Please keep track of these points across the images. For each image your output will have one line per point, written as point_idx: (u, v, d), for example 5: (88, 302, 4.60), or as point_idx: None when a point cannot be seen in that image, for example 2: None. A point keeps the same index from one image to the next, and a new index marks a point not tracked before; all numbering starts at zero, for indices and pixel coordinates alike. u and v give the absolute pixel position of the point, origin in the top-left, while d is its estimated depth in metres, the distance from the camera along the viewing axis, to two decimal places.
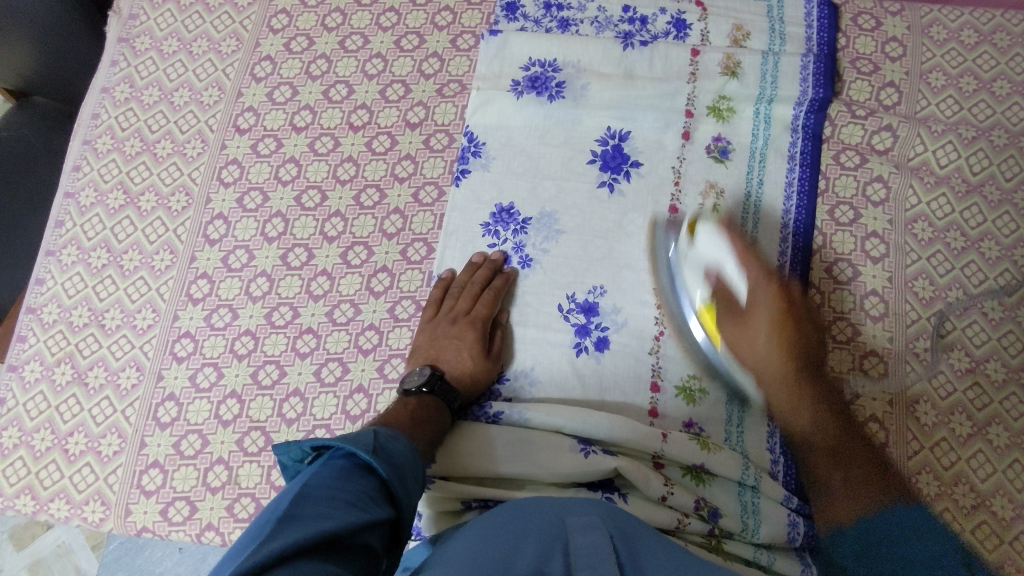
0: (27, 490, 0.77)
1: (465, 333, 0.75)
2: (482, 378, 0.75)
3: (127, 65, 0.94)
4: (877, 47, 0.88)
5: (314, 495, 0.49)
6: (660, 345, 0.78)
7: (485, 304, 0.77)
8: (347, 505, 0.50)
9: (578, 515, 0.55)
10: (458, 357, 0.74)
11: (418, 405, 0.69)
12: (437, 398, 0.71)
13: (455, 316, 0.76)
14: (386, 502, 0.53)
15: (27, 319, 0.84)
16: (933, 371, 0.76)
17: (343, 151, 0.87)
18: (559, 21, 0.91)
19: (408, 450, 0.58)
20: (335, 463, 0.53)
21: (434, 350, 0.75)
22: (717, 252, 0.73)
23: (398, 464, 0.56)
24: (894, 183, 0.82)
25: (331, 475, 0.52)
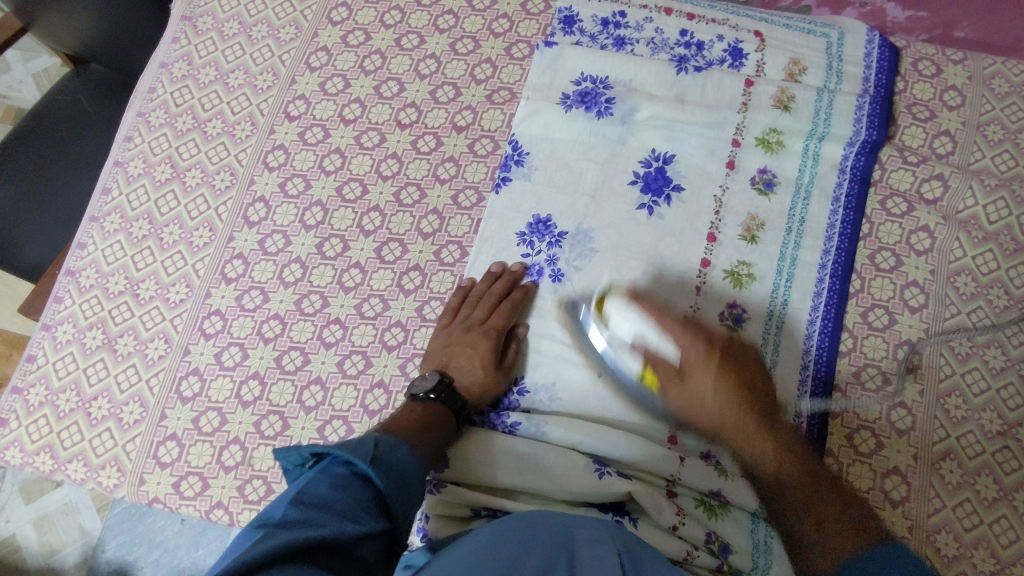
0: (47, 449, 0.78)
1: (479, 341, 0.75)
2: (491, 389, 0.75)
3: (187, 42, 0.95)
4: (936, 94, 0.87)
5: (309, 501, 0.49)
6: None
7: (501, 315, 0.77)
8: (341, 514, 0.50)
9: (585, 529, 0.55)
10: (468, 366, 0.74)
11: (425, 411, 0.69)
12: (444, 404, 0.71)
13: (471, 324, 0.77)
14: (381, 513, 0.53)
15: (65, 281, 0.85)
16: (962, 430, 0.74)
17: (388, 147, 0.88)
18: (615, 39, 0.91)
19: (408, 462, 0.59)
20: (331, 471, 0.54)
21: (446, 356, 0.75)
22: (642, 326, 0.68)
23: (396, 475, 0.56)
24: (940, 234, 0.81)
25: (329, 483, 0.52)
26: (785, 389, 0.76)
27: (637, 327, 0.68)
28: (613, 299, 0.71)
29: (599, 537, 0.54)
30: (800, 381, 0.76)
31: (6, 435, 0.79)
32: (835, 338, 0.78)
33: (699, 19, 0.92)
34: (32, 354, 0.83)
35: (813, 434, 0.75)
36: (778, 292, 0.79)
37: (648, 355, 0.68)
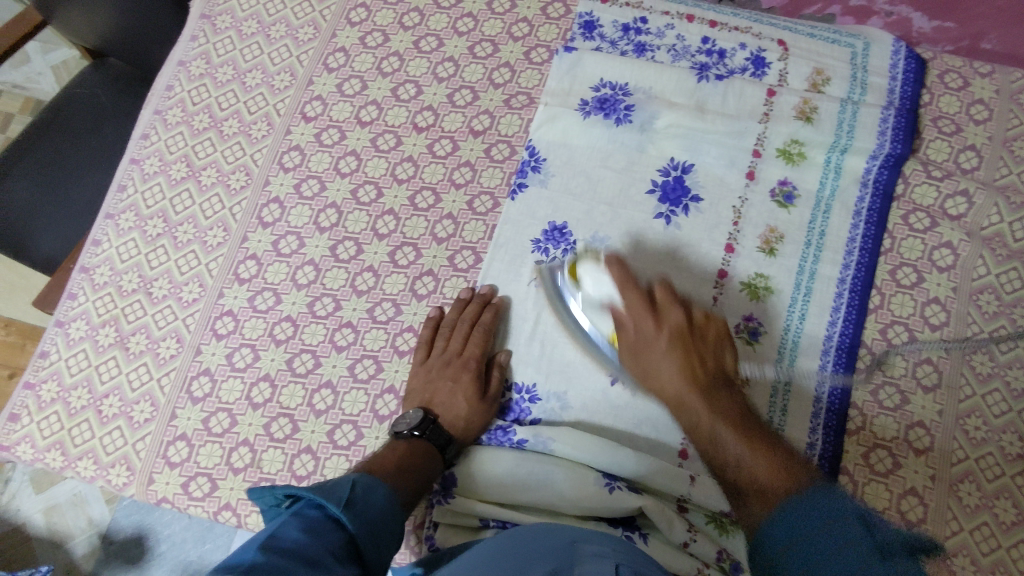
0: (58, 446, 0.78)
1: (458, 374, 0.75)
2: (477, 421, 0.74)
3: (205, 41, 0.95)
4: (962, 107, 0.85)
5: (283, 546, 0.47)
6: None
7: (477, 344, 0.76)
8: (316, 561, 0.48)
9: (590, 543, 0.53)
10: (451, 400, 0.73)
11: (408, 450, 0.68)
12: (428, 441, 0.70)
13: (449, 357, 0.76)
14: (352, 562, 0.52)
15: (79, 278, 0.85)
16: (982, 451, 0.73)
17: (404, 150, 0.88)
18: (635, 45, 0.90)
19: (383, 506, 0.59)
20: (306, 515, 0.53)
21: (427, 393, 0.74)
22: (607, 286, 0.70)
23: (369, 522, 0.56)
24: (963, 251, 0.79)
25: (301, 528, 0.51)
26: (801, 407, 0.75)
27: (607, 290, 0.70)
28: (587, 265, 0.72)
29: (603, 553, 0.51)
30: (816, 398, 0.75)
31: (18, 430, 0.80)
32: (853, 354, 0.76)
33: (722, 27, 0.90)
34: (45, 349, 0.83)
35: (829, 453, 0.73)
36: (796, 306, 0.78)
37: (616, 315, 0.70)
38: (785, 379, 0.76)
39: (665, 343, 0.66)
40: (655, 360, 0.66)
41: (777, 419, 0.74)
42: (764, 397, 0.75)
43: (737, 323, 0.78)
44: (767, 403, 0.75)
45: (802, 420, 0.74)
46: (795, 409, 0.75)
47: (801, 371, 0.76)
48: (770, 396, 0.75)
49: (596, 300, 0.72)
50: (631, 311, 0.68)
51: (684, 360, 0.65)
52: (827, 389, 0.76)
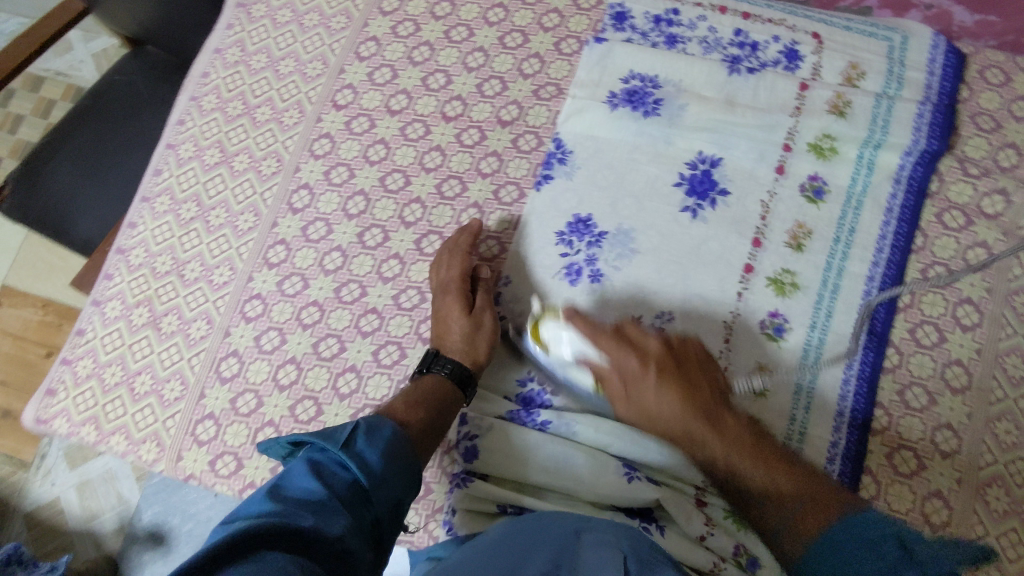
0: (92, 420, 0.81)
1: (446, 297, 0.77)
2: (479, 332, 0.75)
3: (241, 29, 0.97)
4: (1003, 104, 0.83)
5: (285, 495, 0.51)
6: (746, 285, 0.78)
7: (451, 268, 0.78)
8: (320, 505, 0.51)
9: (592, 532, 0.54)
10: (450, 324, 0.75)
11: (416, 386, 0.71)
12: (435, 370, 0.72)
13: (440, 288, 0.78)
14: (359, 503, 0.55)
15: (115, 259, 0.88)
16: (1011, 456, 0.71)
17: (432, 139, 0.88)
18: (667, 37, 0.90)
19: (392, 441, 0.60)
20: (307, 463, 0.55)
21: (434, 330, 0.77)
22: (582, 344, 0.71)
23: (374, 461, 0.57)
24: (999, 251, 0.77)
25: (304, 474, 0.54)
26: (824, 408, 0.74)
27: (579, 347, 0.71)
28: (551, 320, 0.74)
29: (605, 540, 0.53)
30: (840, 397, 0.74)
31: (54, 405, 0.82)
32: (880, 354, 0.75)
33: (755, 19, 0.89)
34: (82, 327, 0.85)
35: (872, 356, 0.75)
36: (822, 304, 0.77)
37: (596, 369, 0.70)
38: (835, 272, 0.78)
39: (654, 377, 0.68)
40: (648, 393, 0.68)
41: (823, 309, 0.77)
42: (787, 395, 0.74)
43: (789, 230, 0.80)
44: (813, 301, 0.77)
45: (826, 419, 0.73)
46: (819, 407, 0.74)
47: (850, 275, 0.78)
48: (793, 393, 0.74)
49: (567, 358, 0.72)
50: (632, 375, 0.68)
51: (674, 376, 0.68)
52: (878, 282, 0.77)
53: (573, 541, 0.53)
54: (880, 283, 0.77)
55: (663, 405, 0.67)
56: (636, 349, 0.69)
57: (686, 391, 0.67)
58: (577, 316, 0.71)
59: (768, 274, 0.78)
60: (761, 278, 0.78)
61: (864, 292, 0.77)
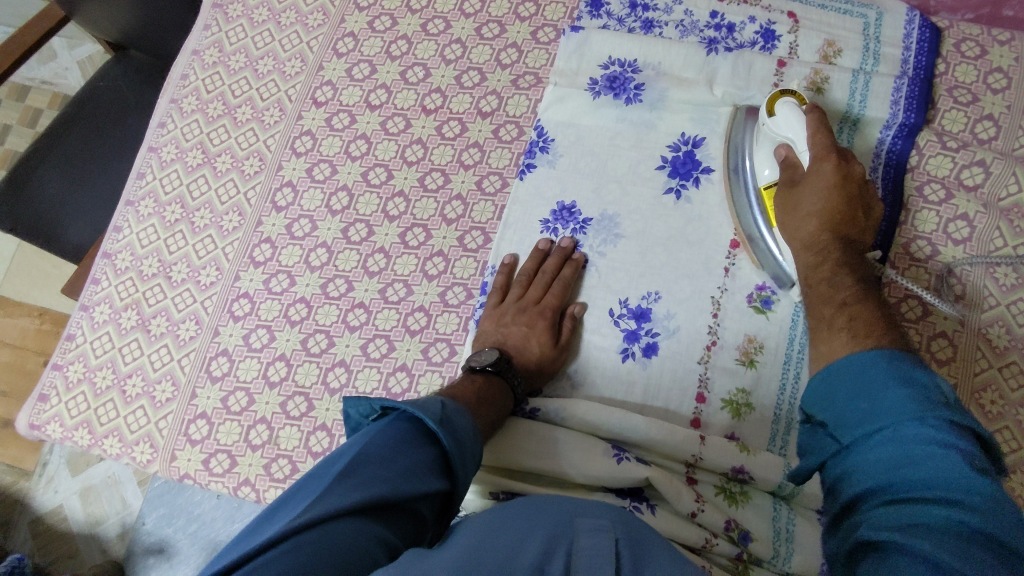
0: (85, 424, 0.81)
1: (534, 321, 0.76)
2: (546, 366, 0.75)
3: (218, 30, 0.97)
4: (979, 77, 0.83)
5: (372, 455, 0.52)
6: (721, 302, 0.77)
7: (556, 294, 0.78)
8: (403, 471, 0.52)
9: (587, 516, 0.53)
10: (525, 344, 0.75)
11: (485, 383, 0.70)
12: (502, 380, 0.71)
13: (525, 304, 0.77)
14: (442, 474, 0.55)
15: (102, 263, 0.88)
16: (997, 425, 0.72)
17: (413, 132, 0.89)
18: (643, 22, 0.90)
19: (470, 427, 0.60)
20: (398, 426, 0.56)
21: (499, 336, 0.76)
22: (791, 131, 0.73)
23: (459, 437, 0.57)
24: (980, 223, 0.78)
25: (393, 439, 0.55)
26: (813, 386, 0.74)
27: (791, 134, 0.73)
28: (788, 100, 0.74)
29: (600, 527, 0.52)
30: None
31: (47, 410, 0.83)
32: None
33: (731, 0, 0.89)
34: (71, 332, 0.86)
35: None
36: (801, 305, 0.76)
37: (787, 157, 0.72)
38: None
39: (811, 230, 0.67)
40: (808, 193, 0.69)
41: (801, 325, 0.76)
42: (767, 417, 0.73)
43: None
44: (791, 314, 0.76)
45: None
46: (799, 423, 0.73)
47: None
48: (782, 366, 0.74)
49: (779, 135, 0.74)
50: (812, 160, 0.70)
51: (833, 210, 0.67)
52: None
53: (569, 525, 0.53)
54: None
55: (816, 238, 0.66)
56: (832, 154, 0.69)
57: (844, 206, 0.67)
58: (813, 111, 0.72)
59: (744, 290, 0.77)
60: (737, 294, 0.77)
61: None
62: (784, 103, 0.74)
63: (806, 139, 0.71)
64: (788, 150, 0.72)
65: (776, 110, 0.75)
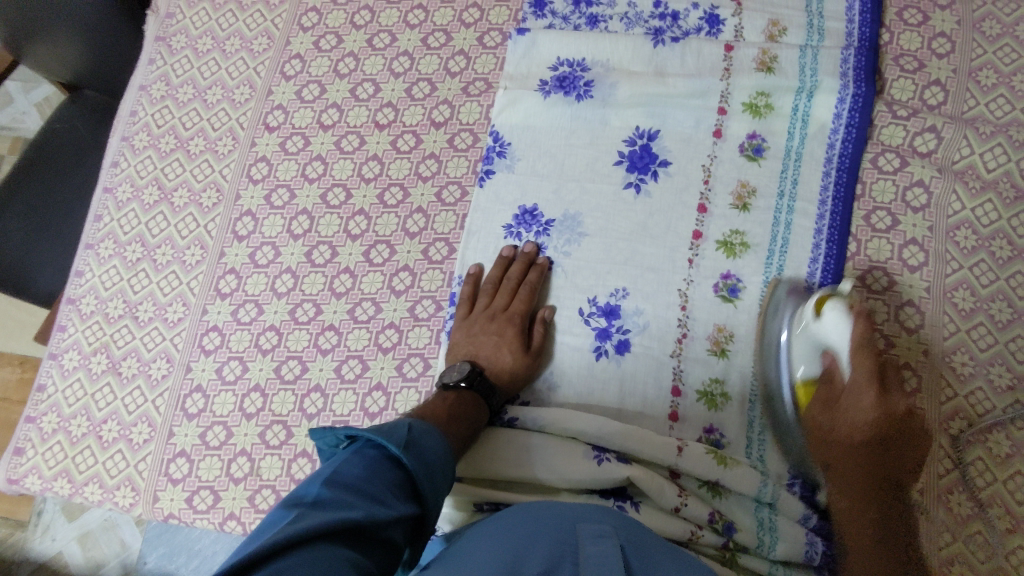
0: (64, 474, 0.81)
1: (504, 330, 0.76)
2: (521, 374, 0.75)
3: (163, 63, 0.96)
4: (924, 43, 0.84)
5: (342, 482, 0.52)
6: (689, 293, 0.78)
7: (523, 299, 0.77)
8: (373, 496, 0.52)
9: (590, 523, 0.56)
10: (496, 353, 0.75)
11: (457, 399, 0.70)
12: (477, 394, 0.71)
13: (493, 313, 0.77)
14: (411, 499, 0.56)
15: (66, 310, 0.87)
16: (970, 387, 0.73)
17: (368, 149, 0.88)
18: (588, 18, 0.89)
19: (438, 447, 0.60)
20: (365, 453, 0.56)
21: (471, 347, 0.75)
22: (839, 340, 0.65)
23: (427, 461, 0.58)
24: (936, 188, 0.78)
25: (361, 465, 0.54)
26: None
27: (838, 341, 0.65)
28: (838, 303, 0.65)
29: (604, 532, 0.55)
30: None
31: (24, 463, 0.82)
32: None
33: None
34: (41, 383, 0.85)
35: None
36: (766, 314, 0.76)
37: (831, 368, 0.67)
38: (778, 264, 0.78)
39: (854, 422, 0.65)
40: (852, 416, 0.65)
41: None
42: (743, 402, 0.74)
43: (728, 229, 0.79)
44: (758, 296, 0.77)
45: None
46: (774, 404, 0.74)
47: (792, 269, 0.77)
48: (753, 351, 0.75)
49: (820, 339, 0.67)
50: (853, 385, 0.65)
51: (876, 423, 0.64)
52: (821, 264, 0.77)
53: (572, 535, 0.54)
54: (823, 263, 0.77)
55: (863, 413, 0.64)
56: (875, 385, 0.64)
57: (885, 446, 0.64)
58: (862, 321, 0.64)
59: (711, 280, 0.78)
60: (704, 284, 0.78)
61: (811, 261, 0.77)
62: (828, 311, 0.66)
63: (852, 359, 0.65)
64: (833, 364, 0.66)
65: (822, 310, 0.66)
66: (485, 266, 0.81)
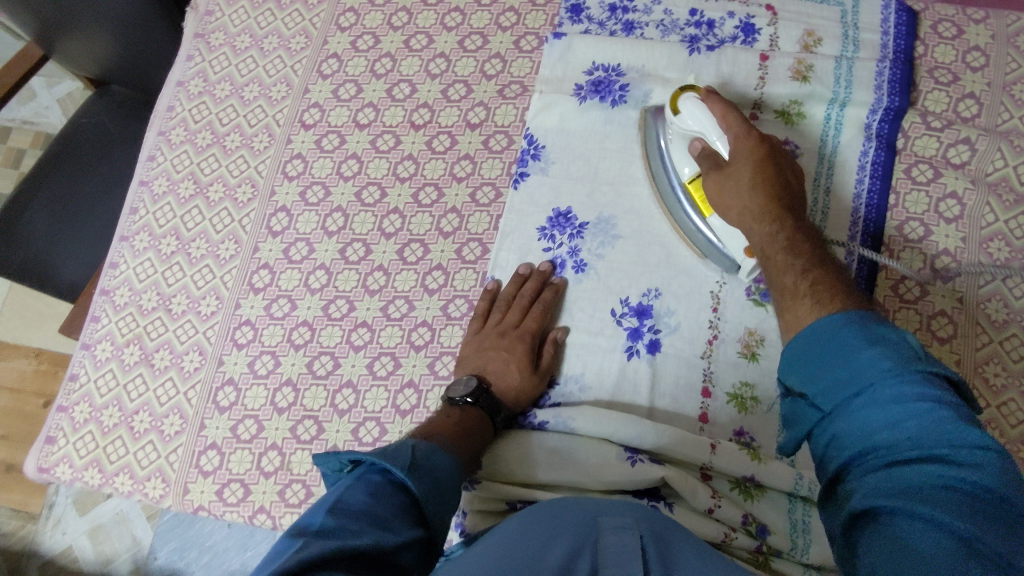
0: (95, 464, 0.81)
1: (514, 346, 0.75)
2: (526, 394, 0.74)
3: (201, 59, 0.97)
4: (958, 56, 0.85)
5: (346, 509, 0.51)
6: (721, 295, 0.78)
7: (534, 318, 0.77)
8: (380, 523, 0.51)
9: (611, 517, 0.55)
10: (504, 371, 0.74)
11: (460, 417, 0.70)
12: (480, 410, 0.71)
13: (504, 329, 0.77)
14: (419, 521, 0.55)
15: (100, 300, 0.88)
16: (1002, 399, 0.73)
17: (404, 149, 0.89)
18: (624, 24, 0.90)
19: (445, 469, 0.60)
20: (369, 478, 0.55)
21: (480, 362, 0.75)
22: (704, 123, 0.73)
23: (432, 481, 0.58)
24: (970, 200, 0.79)
25: (366, 491, 0.54)
26: None
27: (702, 128, 0.73)
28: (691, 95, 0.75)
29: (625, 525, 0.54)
30: None
31: (55, 452, 0.82)
32: None
33: None
34: (74, 372, 0.85)
35: None
36: None
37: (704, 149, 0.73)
38: None
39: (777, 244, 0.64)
40: (736, 182, 0.70)
41: None
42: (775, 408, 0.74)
43: None
44: None
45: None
46: None
47: None
48: None
49: (689, 129, 0.75)
50: (734, 142, 0.71)
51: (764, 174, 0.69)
52: (853, 272, 0.78)
53: (591, 526, 0.54)
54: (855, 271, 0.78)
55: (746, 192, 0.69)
56: (747, 137, 0.71)
57: (769, 175, 0.69)
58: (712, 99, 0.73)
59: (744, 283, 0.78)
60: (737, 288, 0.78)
61: (843, 267, 0.78)
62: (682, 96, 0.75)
63: (720, 126, 0.72)
64: (704, 144, 0.73)
65: (679, 107, 0.75)
66: (502, 281, 0.81)
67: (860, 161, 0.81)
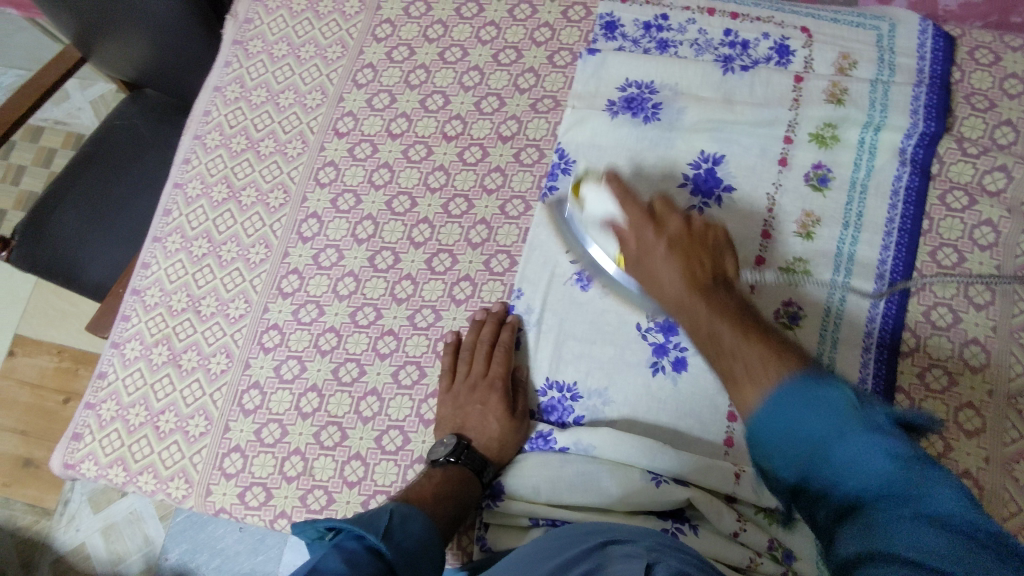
0: (119, 462, 0.81)
1: (486, 397, 0.75)
2: (510, 441, 0.74)
3: (239, 65, 0.98)
4: (995, 82, 0.84)
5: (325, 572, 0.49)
6: None
7: (501, 362, 0.77)
8: None
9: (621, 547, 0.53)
10: (482, 423, 0.74)
11: (444, 479, 0.69)
12: (462, 468, 0.71)
13: (474, 381, 0.76)
14: None
15: (131, 300, 0.89)
16: None
17: (435, 160, 0.90)
18: (658, 42, 0.91)
19: (422, 533, 0.60)
20: (346, 545, 0.54)
21: (457, 419, 0.75)
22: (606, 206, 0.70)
23: (409, 547, 0.57)
24: (1005, 228, 0.78)
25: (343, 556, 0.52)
26: None
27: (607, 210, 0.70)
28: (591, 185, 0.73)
29: (635, 552, 0.52)
30: None
31: (81, 449, 0.83)
32: (891, 382, 0.74)
33: (744, 18, 0.90)
34: (103, 370, 0.86)
35: (887, 343, 0.76)
36: (826, 343, 0.76)
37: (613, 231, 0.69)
38: (841, 295, 0.77)
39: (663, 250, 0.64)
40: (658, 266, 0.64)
41: (829, 335, 0.76)
42: None
43: (792, 256, 0.79)
44: (819, 328, 0.76)
45: None
46: None
47: (856, 300, 0.77)
48: None
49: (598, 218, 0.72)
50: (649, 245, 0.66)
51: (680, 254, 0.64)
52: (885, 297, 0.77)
53: (603, 554, 0.53)
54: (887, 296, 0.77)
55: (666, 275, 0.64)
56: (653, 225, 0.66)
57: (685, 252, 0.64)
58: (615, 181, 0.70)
59: (773, 306, 0.78)
60: (765, 311, 0.78)
61: (874, 291, 0.77)
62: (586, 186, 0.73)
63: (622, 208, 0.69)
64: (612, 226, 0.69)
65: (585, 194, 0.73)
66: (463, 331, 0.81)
67: (894, 185, 0.81)
